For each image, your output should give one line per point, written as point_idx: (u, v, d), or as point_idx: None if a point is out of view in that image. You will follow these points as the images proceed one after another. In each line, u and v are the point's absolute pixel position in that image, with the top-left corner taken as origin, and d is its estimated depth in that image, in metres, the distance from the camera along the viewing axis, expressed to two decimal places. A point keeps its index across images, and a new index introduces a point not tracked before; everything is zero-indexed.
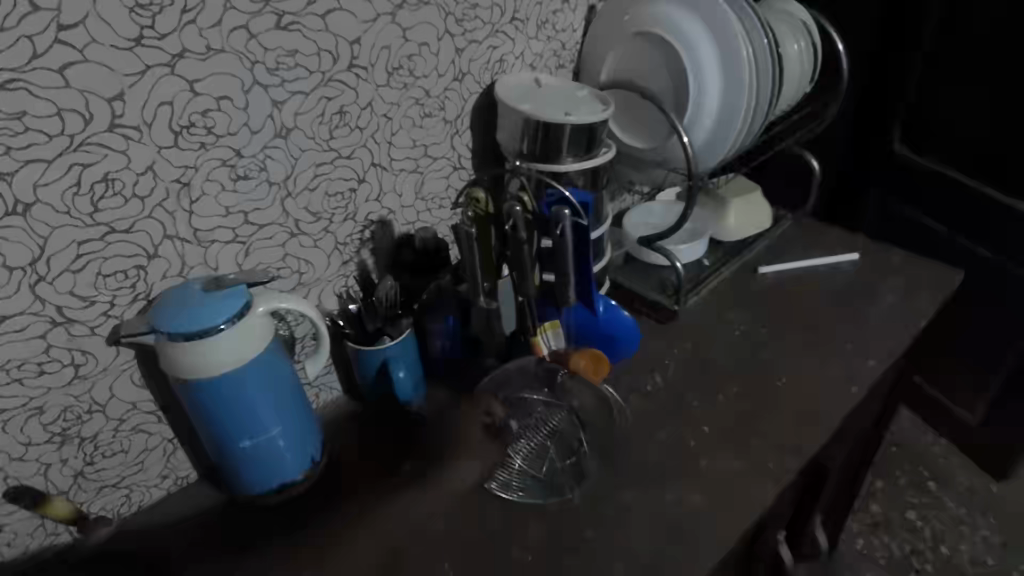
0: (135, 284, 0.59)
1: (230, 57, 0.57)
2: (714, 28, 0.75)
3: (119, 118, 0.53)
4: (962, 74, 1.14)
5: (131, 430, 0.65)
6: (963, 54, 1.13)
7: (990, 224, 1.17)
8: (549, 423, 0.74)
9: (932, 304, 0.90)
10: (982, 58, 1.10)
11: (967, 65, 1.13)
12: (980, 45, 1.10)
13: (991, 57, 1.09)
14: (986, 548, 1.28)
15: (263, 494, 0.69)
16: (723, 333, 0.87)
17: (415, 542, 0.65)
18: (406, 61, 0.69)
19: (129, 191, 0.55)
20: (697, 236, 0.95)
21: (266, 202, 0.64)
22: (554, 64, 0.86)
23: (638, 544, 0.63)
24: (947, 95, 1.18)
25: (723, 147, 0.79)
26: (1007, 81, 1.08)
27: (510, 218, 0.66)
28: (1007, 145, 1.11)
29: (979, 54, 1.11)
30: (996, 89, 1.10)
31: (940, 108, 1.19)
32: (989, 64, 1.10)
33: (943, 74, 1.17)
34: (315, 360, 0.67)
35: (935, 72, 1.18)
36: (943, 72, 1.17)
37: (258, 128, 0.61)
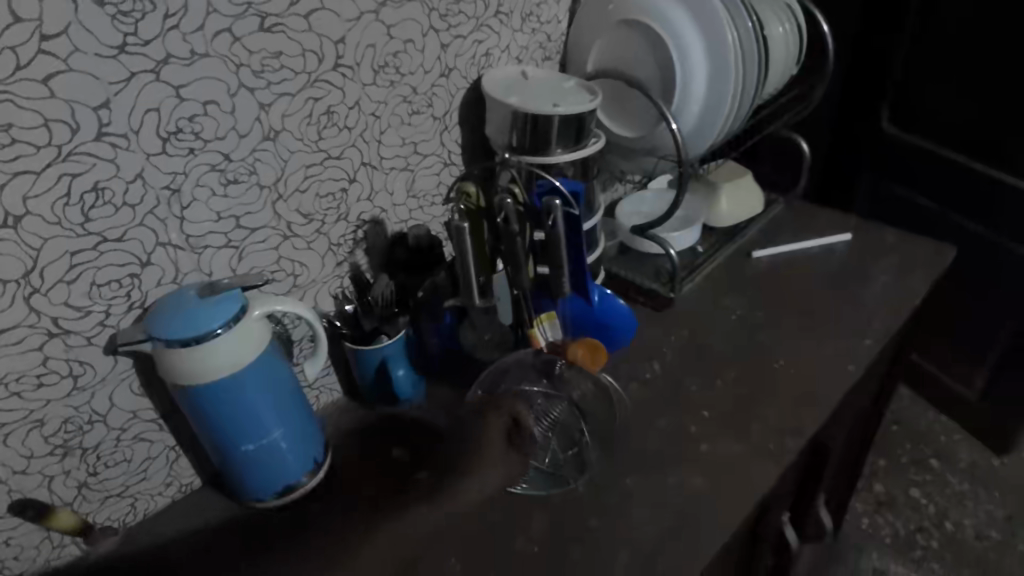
0: (130, 292, 0.59)
1: (215, 61, 0.57)
2: (697, 14, 0.75)
3: (106, 127, 0.53)
4: (947, 52, 1.15)
5: (132, 439, 0.65)
6: (947, 33, 1.14)
7: (981, 199, 1.18)
8: (549, 414, 0.74)
9: (925, 282, 0.90)
10: (966, 34, 1.11)
11: (952, 43, 1.14)
12: (964, 22, 1.11)
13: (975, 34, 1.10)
14: (989, 522, 1.29)
15: (268, 498, 0.69)
16: (720, 318, 0.87)
17: (421, 539, 0.66)
18: (392, 58, 0.69)
19: (119, 199, 0.55)
20: (689, 223, 0.95)
21: (256, 205, 0.64)
22: (541, 57, 0.87)
23: (643, 531, 0.63)
24: (933, 73, 1.18)
25: (711, 132, 0.79)
26: (993, 57, 1.09)
27: (502, 211, 0.66)
28: (997, 121, 1.12)
29: (963, 31, 1.12)
30: (981, 66, 1.11)
31: (927, 86, 1.20)
32: (973, 41, 1.11)
33: (928, 52, 1.18)
34: (313, 361, 0.67)
35: (920, 51, 1.19)
36: (928, 51, 1.18)
37: (246, 132, 0.61)
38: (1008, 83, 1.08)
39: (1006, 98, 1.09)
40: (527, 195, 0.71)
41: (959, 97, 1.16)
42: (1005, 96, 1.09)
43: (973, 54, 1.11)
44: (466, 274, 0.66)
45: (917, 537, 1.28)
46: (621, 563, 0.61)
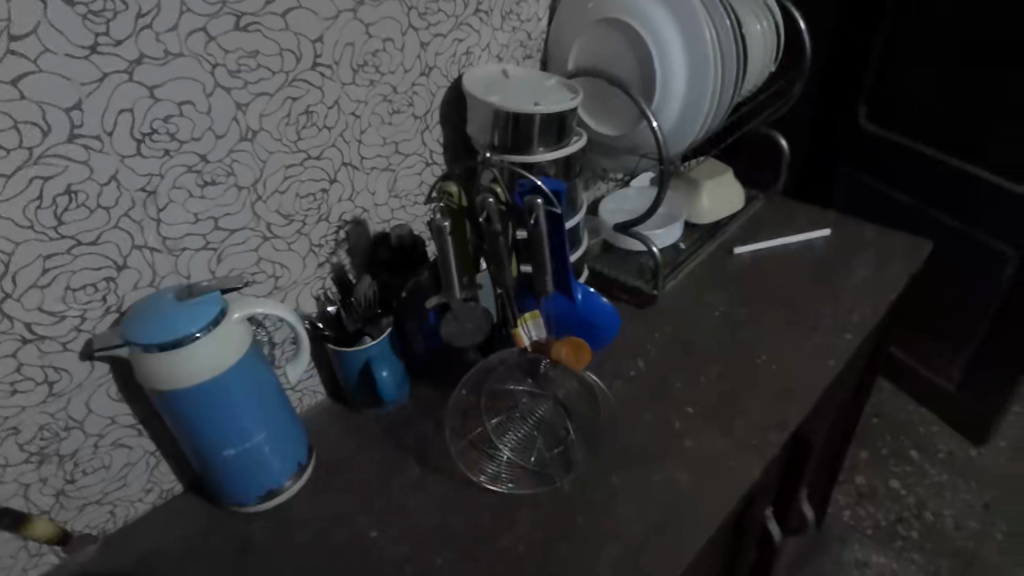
0: (105, 296, 0.58)
1: (190, 61, 0.56)
2: (676, 11, 0.75)
3: (78, 128, 0.52)
4: (921, 49, 1.16)
5: (111, 445, 0.64)
6: (920, 30, 1.16)
7: (959, 192, 1.20)
8: (535, 413, 0.74)
9: (903, 277, 0.92)
10: (939, 32, 1.13)
11: (925, 40, 1.15)
12: (934, 19, 1.13)
13: (948, 31, 1.12)
14: (967, 511, 1.32)
15: (252, 502, 0.68)
16: (702, 314, 0.88)
17: (407, 541, 0.65)
18: (371, 57, 0.69)
19: (93, 201, 0.54)
20: (672, 220, 0.96)
21: (235, 207, 0.64)
22: (521, 55, 0.87)
23: (630, 527, 0.64)
24: (908, 70, 1.20)
25: (692, 129, 0.79)
26: (966, 53, 1.11)
27: (484, 212, 0.66)
28: (973, 116, 1.13)
29: (935, 28, 1.13)
30: (954, 62, 1.13)
31: (902, 83, 1.21)
32: (946, 38, 1.12)
33: (902, 50, 1.19)
34: (295, 364, 0.66)
35: (895, 48, 1.20)
36: (902, 48, 1.19)
37: (223, 132, 0.60)
38: (982, 79, 1.10)
39: (980, 94, 1.11)
40: (508, 194, 0.70)
41: (933, 93, 1.17)
42: (979, 91, 1.11)
43: (946, 51, 1.13)
44: (448, 273, 0.65)
45: (897, 527, 1.30)
46: (609, 560, 0.61)
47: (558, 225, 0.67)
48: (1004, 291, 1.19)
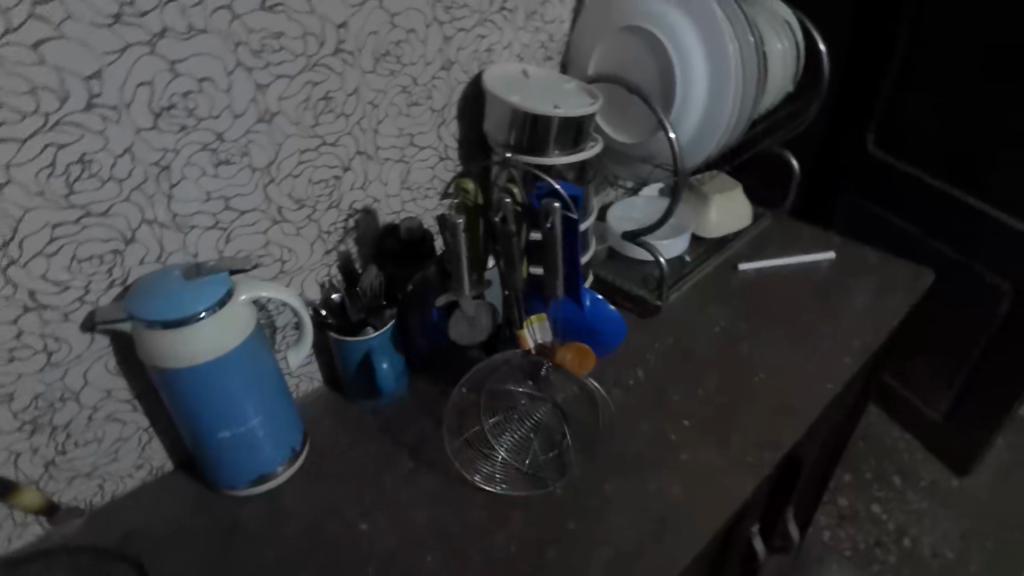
0: (111, 269, 0.57)
1: (214, 38, 0.55)
2: (699, 21, 0.75)
3: (96, 98, 0.51)
4: (935, 76, 1.12)
5: (104, 419, 0.63)
6: (936, 56, 1.11)
7: (963, 227, 1.17)
8: (533, 416, 0.74)
9: (904, 304, 0.92)
10: (953, 60, 1.09)
11: (940, 68, 1.11)
12: (948, 46, 1.09)
13: (963, 60, 1.08)
14: (945, 539, 1.33)
15: (243, 485, 0.68)
16: (703, 328, 0.88)
17: (397, 535, 0.65)
18: (393, 47, 0.68)
19: (106, 172, 0.54)
20: (680, 231, 0.96)
21: (247, 187, 0.63)
22: (542, 56, 0.86)
23: (621, 535, 0.64)
24: (919, 97, 1.16)
25: (709, 142, 0.79)
26: (980, 85, 1.07)
27: (500, 211, 0.66)
28: (980, 151, 1.11)
29: (950, 56, 1.09)
30: (968, 94, 1.09)
31: (914, 110, 1.18)
32: (962, 67, 1.08)
33: (917, 75, 1.15)
34: (297, 350, 0.66)
35: (910, 72, 1.16)
36: (916, 73, 1.15)
37: (241, 112, 0.60)
38: (995, 114, 1.06)
39: (992, 129, 1.08)
40: (524, 195, 0.71)
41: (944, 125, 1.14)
42: (990, 126, 1.08)
43: (959, 81, 1.09)
44: (459, 270, 0.66)
45: (876, 551, 1.31)
46: (597, 567, 0.61)
47: (574, 232, 0.68)
48: (995, 325, 1.18)
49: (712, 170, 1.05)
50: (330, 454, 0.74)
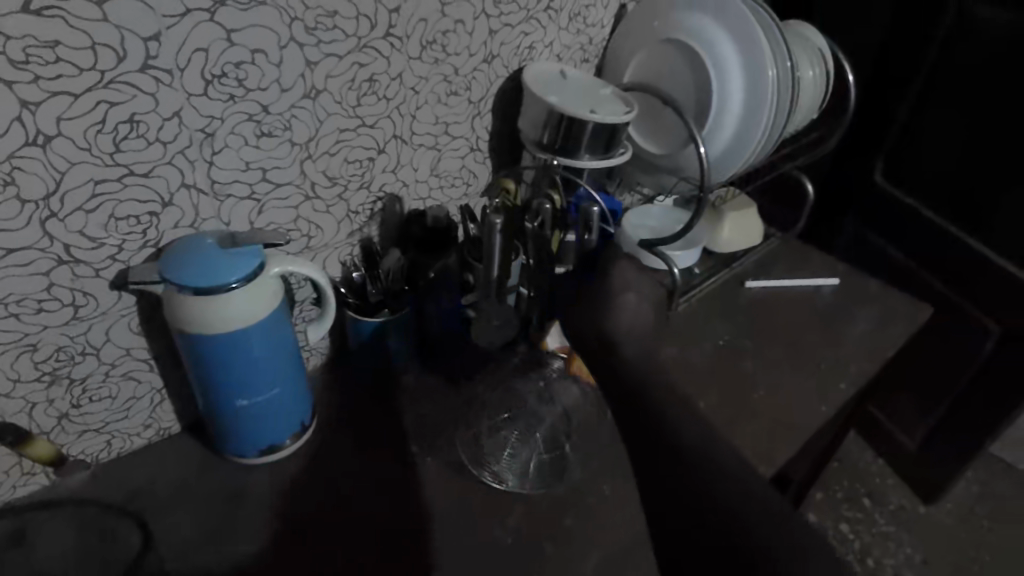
0: (146, 230, 0.58)
1: (271, 11, 0.55)
2: (738, 34, 0.76)
3: (152, 60, 0.51)
4: (957, 103, 1.07)
5: (121, 376, 0.64)
6: (962, 84, 1.06)
7: (950, 257, 1.16)
8: (539, 415, 0.77)
9: (903, 336, 0.95)
10: (981, 89, 1.03)
11: (964, 95, 1.06)
12: (979, 72, 1.03)
13: (992, 91, 1.02)
14: (907, 563, 1.37)
15: (251, 454, 0.69)
16: (708, 340, 0.90)
17: (396, 515, 0.66)
18: (440, 36, 0.69)
19: (153, 134, 0.54)
20: (693, 243, 0.97)
21: (285, 162, 0.63)
22: (580, 58, 0.88)
23: (616, 536, 0.65)
24: (937, 123, 1.11)
25: (735, 161, 0.81)
26: (1002, 122, 1.01)
27: (539, 216, 0.72)
28: (979, 184, 1.08)
29: (978, 84, 1.03)
30: (987, 128, 1.04)
31: (928, 137, 1.13)
32: (987, 99, 1.03)
33: (940, 97, 1.09)
34: (317, 326, 0.66)
35: (934, 92, 1.10)
36: (940, 95, 1.09)
37: (288, 86, 0.60)
38: (1010, 157, 1.02)
39: (1002, 170, 1.04)
40: (564, 202, 0.76)
41: (955, 159, 1.10)
42: (1001, 170, 1.03)
43: (981, 114, 1.04)
44: (489, 266, 0.70)
45: None
46: (591, 565, 0.63)
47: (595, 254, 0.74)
48: (982, 361, 1.17)
49: (735, 187, 1.05)
50: (336, 429, 0.75)
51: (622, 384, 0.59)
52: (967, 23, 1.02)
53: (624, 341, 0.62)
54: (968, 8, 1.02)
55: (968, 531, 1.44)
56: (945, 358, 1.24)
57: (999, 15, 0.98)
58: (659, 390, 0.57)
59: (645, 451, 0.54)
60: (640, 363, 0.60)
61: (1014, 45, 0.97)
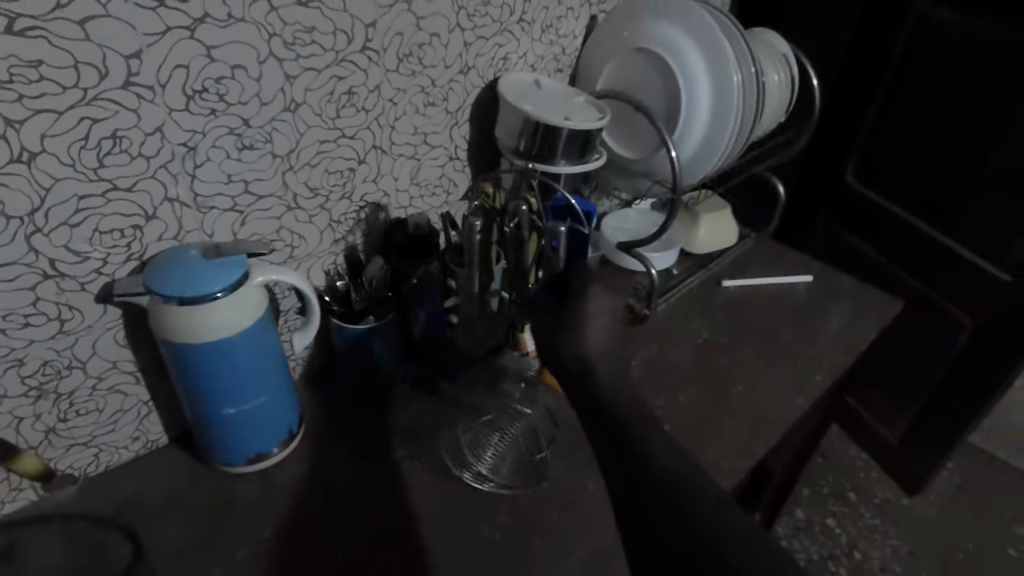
0: (130, 243, 0.59)
1: (250, 28, 0.57)
2: (704, 43, 0.79)
3: (134, 77, 0.53)
4: (919, 101, 1.10)
5: (107, 390, 0.64)
6: (923, 85, 1.09)
7: (920, 251, 1.19)
8: (523, 420, 0.77)
9: (875, 331, 0.97)
10: (941, 89, 1.07)
11: (925, 96, 1.09)
12: (938, 74, 1.07)
13: (951, 90, 1.05)
14: (894, 555, 1.39)
15: (239, 463, 0.69)
16: (687, 338, 0.93)
17: (387, 518, 0.67)
18: (417, 49, 0.71)
19: (135, 149, 0.55)
20: (670, 245, 0.99)
21: (267, 173, 0.65)
22: (554, 68, 0.90)
23: (601, 530, 0.66)
24: (903, 120, 1.14)
25: (706, 164, 0.84)
26: (963, 119, 1.05)
27: (515, 218, 0.72)
28: (945, 180, 1.11)
29: (937, 85, 1.07)
30: (948, 125, 1.07)
31: (895, 136, 1.16)
32: (947, 98, 1.06)
33: (904, 95, 1.12)
34: (302, 334, 0.68)
35: (898, 91, 1.13)
36: (904, 93, 1.12)
37: (268, 100, 0.61)
38: (972, 152, 1.05)
39: (964, 165, 1.07)
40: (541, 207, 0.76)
41: (922, 157, 1.13)
42: (965, 165, 1.07)
43: (942, 113, 1.08)
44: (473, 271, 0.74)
45: (828, 563, 1.37)
46: (578, 559, 0.64)
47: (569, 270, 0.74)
48: (955, 357, 1.19)
49: (707, 191, 1.10)
50: (323, 437, 0.76)
51: (590, 395, 0.54)
52: (926, 27, 1.06)
53: (598, 363, 0.56)
54: (926, 9, 1.06)
55: (952, 523, 1.46)
56: (917, 355, 1.27)
57: (955, 15, 1.02)
58: (627, 403, 0.55)
59: (617, 450, 0.52)
60: (614, 385, 0.54)
61: (967, 45, 1.01)
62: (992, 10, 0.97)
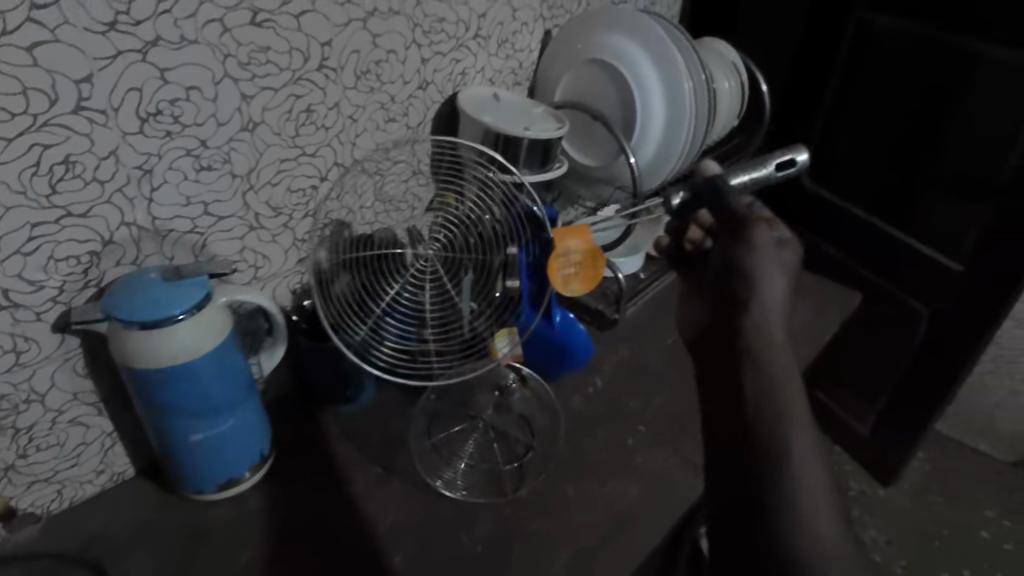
0: (87, 270, 0.58)
1: (203, 49, 0.57)
2: (655, 54, 0.82)
3: (85, 101, 0.52)
4: (867, 103, 1.14)
5: (68, 423, 0.63)
6: (872, 85, 1.12)
7: (879, 248, 1.20)
8: (490, 424, 0.79)
9: (837, 323, 1.01)
10: (889, 88, 1.10)
11: (874, 95, 1.12)
12: (885, 73, 1.10)
13: (897, 90, 1.09)
14: (874, 545, 1.42)
15: (210, 490, 0.68)
16: (657, 341, 0.94)
17: (366, 534, 0.66)
18: (374, 66, 0.71)
19: (89, 174, 0.54)
20: (635, 250, 1.00)
21: (226, 194, 0.64)
22: (512, 81, 0.92)
23: (583, 532, 0.67)
24: (851, 125, 1.18)
25: (664, 168, 0.87)
26: (912, 117, 1.08)
27: (477, 228, 0.75)
28: (900, 178, 1.13)
29: (885, 85, 1.10)
30: (896, 126, 1.11)
31: (846, 137, 1.19)
32: (894, 96, 1.09)
33: (849, 103, 1.16)
34: (271, 355, 0.69)
35: (843, 100, 1.17)
36: (851, 98, 1.16)
37: (225, 120, 0.61)
38: (925, 148, 1.08)
39: (917, 161, 1.10)
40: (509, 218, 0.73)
41: (877, 156, 1.16)
42: (919, 159, 1.09)
43: (891, 111, 1.11)
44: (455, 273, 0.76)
45: None
46: (561, 565, 0.63)
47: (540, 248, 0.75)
48: (916, 347, 1.19)
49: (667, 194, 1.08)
50: (295, 459, 0.74)
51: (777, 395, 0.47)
52: (868, 30, 1.10)
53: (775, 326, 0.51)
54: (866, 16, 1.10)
55: (926, 511, 1.49)
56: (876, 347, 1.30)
57: (893, 19, 1.07)
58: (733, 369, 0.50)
59: None
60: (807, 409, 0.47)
61: (913, 47, 1.05)
62: (926, 13, 1.03)
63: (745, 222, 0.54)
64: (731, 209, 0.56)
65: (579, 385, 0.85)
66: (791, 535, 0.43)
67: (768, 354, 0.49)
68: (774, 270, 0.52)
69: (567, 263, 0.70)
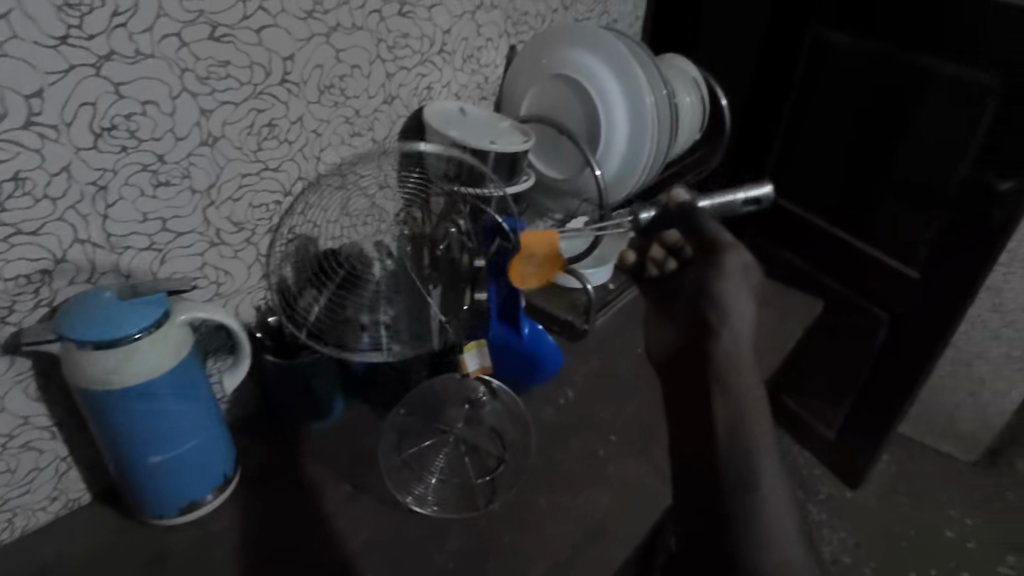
0: (38, 288, 0.56)
1: (160, 63, 0.56)
2: (617, 69, 0.84)
3: (36, 116, 0.51)
4: (825, 116, 1.16)
5: (20, 448, 0.60)
6: (828, 99, 1.15)
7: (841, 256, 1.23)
8: (461, 437, 0.78)
9: (800, 329, 1.03)
10: (846, 103, 1.13)
11: (832, 109, 1.15)
12: (841, 89, 1.13)
13: (853, 104, 1.12)
14: (843, 547, 1.44)
15: (171, 514, 0.66)
16: (627, 350, 0.95)
17: (335, 553, 0.65)
18: (338, 80, 0.71)
19: (40, 191, 0.53)
20: (603, 261, 1.01)
21: (185, 210, 0.63)
22: (477, 96, 0.93)
23: (556, 543, 0.66)
24: (810, 137, 1.20)
25: (630, 179, 0.88)
26: (869, 129, 1.11)
27: (446, 241, 0.74)
28: (858, 188, 1.17)
29: (841, 99, 1.13)
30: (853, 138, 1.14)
31: (805, 150, 1.22)
32: (851, 110, 1.13)
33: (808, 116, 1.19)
34: (232, 374, 0.67)
35: (801, 114, 1.20)
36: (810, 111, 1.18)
37: (183, 135, 0.60)
38: (882, 160, 1.11)
39: (875, 172, 1.13)
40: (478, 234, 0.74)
41: (835, 167, 1.19)
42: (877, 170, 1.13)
43: (847, 124, 1.14)
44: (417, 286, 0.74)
45: None
46: None
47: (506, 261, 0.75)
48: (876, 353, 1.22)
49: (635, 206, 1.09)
50: (261, 478, 0.73)
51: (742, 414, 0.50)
52: (823, 46, 1.12)
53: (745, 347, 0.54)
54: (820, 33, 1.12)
55: (893, 512, 1.51)
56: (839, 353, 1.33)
57: (848, 39, 1.09)
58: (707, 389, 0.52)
59: None
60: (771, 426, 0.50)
61: (866, 64, 1.08)
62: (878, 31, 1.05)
63: (715, 245, 0.56)
64: (702, 233, 0.57)
65: (550, 396, 0.85)
66: (756, 541, 0.45)
67: (736, 377, 0.52)
68: (740, 292, 0.55)
69: (531, 262, 0.73)
